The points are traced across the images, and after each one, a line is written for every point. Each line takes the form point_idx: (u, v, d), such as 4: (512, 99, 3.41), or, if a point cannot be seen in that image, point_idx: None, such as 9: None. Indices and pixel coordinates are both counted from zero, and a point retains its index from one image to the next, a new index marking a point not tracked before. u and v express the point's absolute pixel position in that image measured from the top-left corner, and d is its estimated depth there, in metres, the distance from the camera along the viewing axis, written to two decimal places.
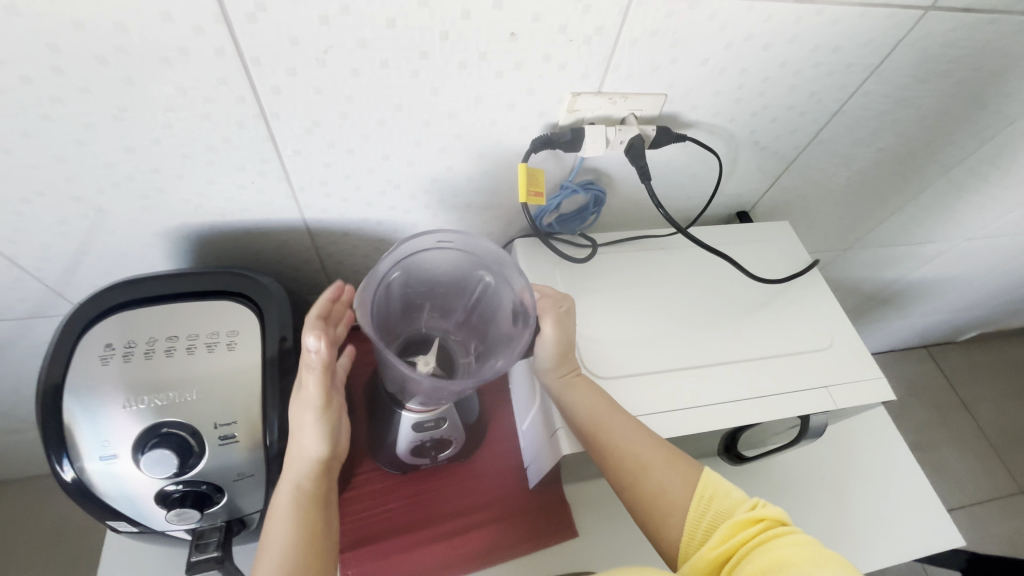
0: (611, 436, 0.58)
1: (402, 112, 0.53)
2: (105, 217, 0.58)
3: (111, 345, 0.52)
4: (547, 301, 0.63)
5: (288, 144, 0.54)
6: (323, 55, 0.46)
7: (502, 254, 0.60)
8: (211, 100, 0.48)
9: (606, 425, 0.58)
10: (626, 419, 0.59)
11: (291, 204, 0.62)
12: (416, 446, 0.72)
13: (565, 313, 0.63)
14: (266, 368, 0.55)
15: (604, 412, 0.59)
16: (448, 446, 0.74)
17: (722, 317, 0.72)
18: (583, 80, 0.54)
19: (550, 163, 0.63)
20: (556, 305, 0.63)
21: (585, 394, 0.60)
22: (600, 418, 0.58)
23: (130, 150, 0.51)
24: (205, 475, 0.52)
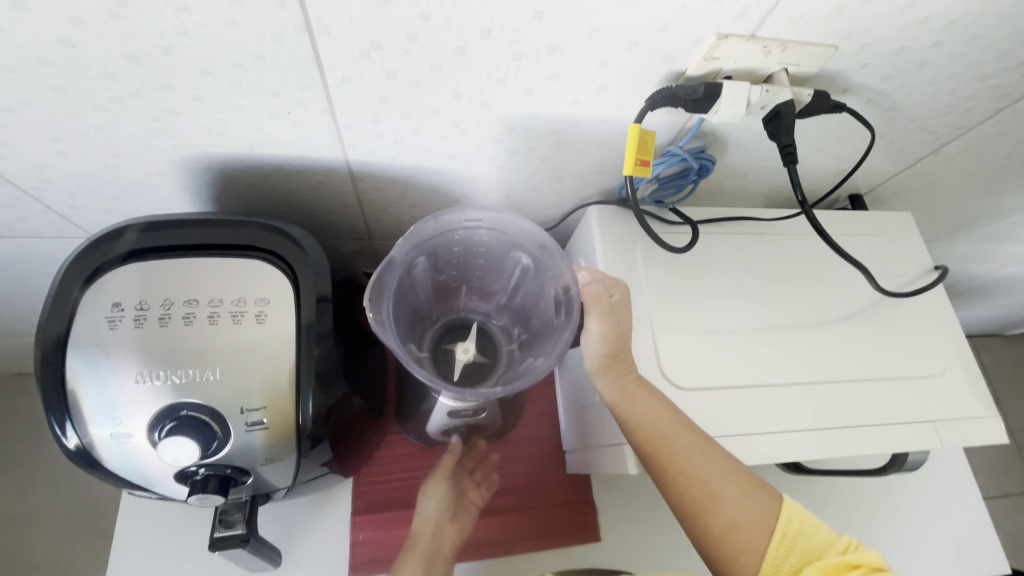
0: (675, 459, 0.48)
1: (489, 40, 0.40)
2: (109, 137, 0.47)
3: (120, 306, 0.44)
4: (595, 288, 0.50)
5: (336, 69, 0.41)
6: None
7: (544, 237, 0.49)
8: (240, 1, 0.35)
9: (668, 448, 0.48)
10: (695, 438, 0.49)
11: (333, 142, 0.50)
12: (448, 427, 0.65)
13: (615, 302, 0.50)
14: (301, 347, 0.46)
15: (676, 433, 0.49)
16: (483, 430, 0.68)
17: (818, 323, 0.61)
18: (738, 18, 0.39)
19: (660, 123, 0.50)
20: (603, 291, 0.50)
21: (642, 404, 0.50)
22: (660, 434, 0.49)
23: (134, 59, 0.39)
24: (229, 460, 0.46)
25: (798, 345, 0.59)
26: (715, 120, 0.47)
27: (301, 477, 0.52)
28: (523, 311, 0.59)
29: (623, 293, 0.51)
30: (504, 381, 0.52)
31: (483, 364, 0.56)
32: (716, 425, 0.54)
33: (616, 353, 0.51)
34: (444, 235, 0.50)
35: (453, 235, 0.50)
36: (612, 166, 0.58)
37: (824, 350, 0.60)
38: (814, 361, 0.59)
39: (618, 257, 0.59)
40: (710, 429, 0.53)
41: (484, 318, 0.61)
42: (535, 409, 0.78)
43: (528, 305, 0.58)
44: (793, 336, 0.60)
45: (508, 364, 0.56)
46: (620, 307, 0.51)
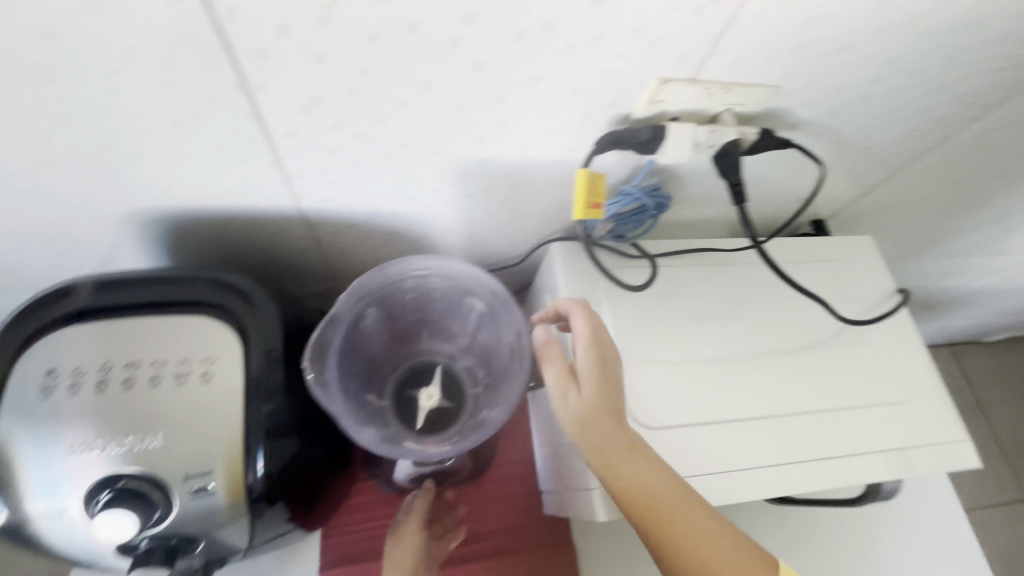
0: (679, 536, 0.41)
1: (431, 92, 0.40)
2: (50, 196, 0.46)
3: (55, 373, 0.42)
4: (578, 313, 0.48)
5: (279, 123, 0.41)
6: (327, 10, 0.32)
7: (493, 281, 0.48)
8: (170, 64, 0.34)
9: (668, 523, 0.41)
10: (699, 508, 0.42)
11: (285, 192, 0.50)
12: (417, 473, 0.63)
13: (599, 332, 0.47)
14: (249, 406, 0.44)
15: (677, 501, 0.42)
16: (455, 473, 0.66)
17: (786, 351, 0.61)
18: (678, 63, 0.40)
19: (611, 163, 0.50)
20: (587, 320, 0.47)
21: (635, 470, 0.43)
22: (655, 500, 0.42)
23: (67, 121, 0.38)
24: (174, 529, 0.44)
25: (766, 374, 0.59)
26: (664, 159, 0.47)
27: (258, 540, 0.50)
28: (486, 352, 0.57)
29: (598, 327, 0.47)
30: (465, 431, 0.50)
31: (447, 410, 0.55)
32: (687, 465, 0.52)
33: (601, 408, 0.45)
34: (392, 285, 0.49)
35: (402, 285, 0.50)
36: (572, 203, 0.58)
37: (795, 379, 0.59)
38: (784, 391, 0.58)
39: (583, 293, 0.59)
40: (680, 469, 0.52)
41: (448, 361, 0.59)
42: (511, 450, 0.76)
43: (490, 347, 0.56)
44: (762, 365, 0.59)
45: (472, 409, 0.55)
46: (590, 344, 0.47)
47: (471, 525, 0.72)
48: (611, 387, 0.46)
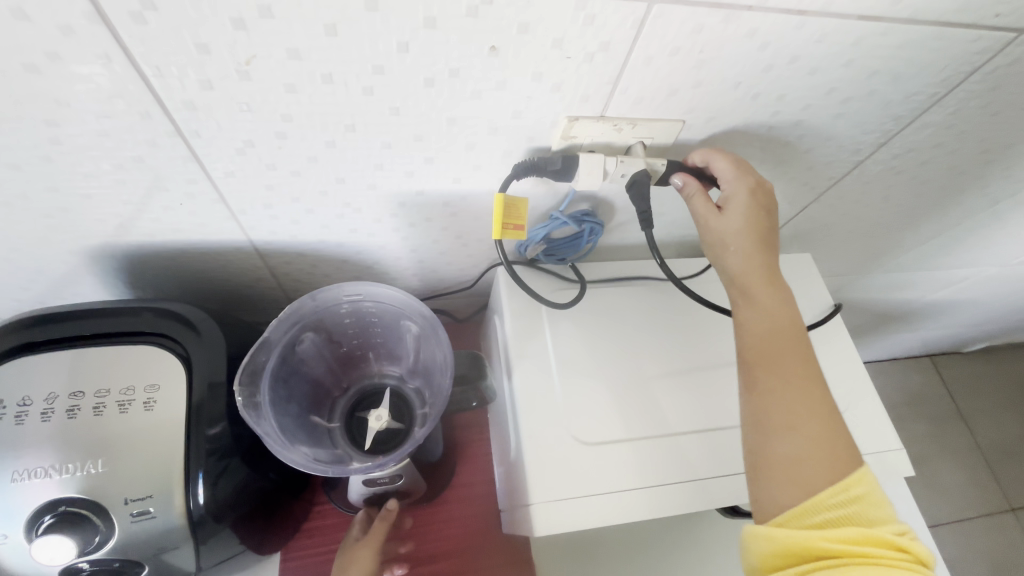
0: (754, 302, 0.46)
1: (355, 133, 0.43)
2: (6, 235, 0.49)
3: (2, 404, 0.44)
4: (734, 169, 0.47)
5: (217, 165, 0.44)
6: (245, 66, 0.35)
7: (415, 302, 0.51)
8: (107, 115, 0.38)
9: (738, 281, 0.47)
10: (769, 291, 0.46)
11: (232, 226, 0.53)
12: (371, 495, 0.64)
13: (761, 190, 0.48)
14: (191, 431, 0.46)
15: (786, 330, 0.45)
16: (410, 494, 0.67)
17: (728, 365, 0.63)
18: (583, 103, 0.43)
19: (538, 191, 0.54)
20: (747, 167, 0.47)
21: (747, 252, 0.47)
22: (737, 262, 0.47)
23: (16, 167, 0.41)
24: (116, 552, 0.45)
25: (705, 388, 0.61)
26: (581, 188, 0.50)
27: (206, 565, 0.51)
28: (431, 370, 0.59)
29: (760, 179, 0.48)
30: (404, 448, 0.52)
31: (392, 428, 0.56)
32: (622, 480, 0.54)
33: (759, 244, 0.47)
34: (326, 311, 0.53)
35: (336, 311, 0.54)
36: None
37: (732, 393, 0.61)
38: (721, 406, 0.60)
39: (525, 314, 0.61)
40: (616, 483, 0.54)
41: (397, 381, 0.62)
42: (469, 470, 0.77)
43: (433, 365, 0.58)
44: (701, 379, 0.61)
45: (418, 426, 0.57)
46: (729, 176, 0.47)
47: (431, 546, 0.73)
48: (769, 227, 0.48)
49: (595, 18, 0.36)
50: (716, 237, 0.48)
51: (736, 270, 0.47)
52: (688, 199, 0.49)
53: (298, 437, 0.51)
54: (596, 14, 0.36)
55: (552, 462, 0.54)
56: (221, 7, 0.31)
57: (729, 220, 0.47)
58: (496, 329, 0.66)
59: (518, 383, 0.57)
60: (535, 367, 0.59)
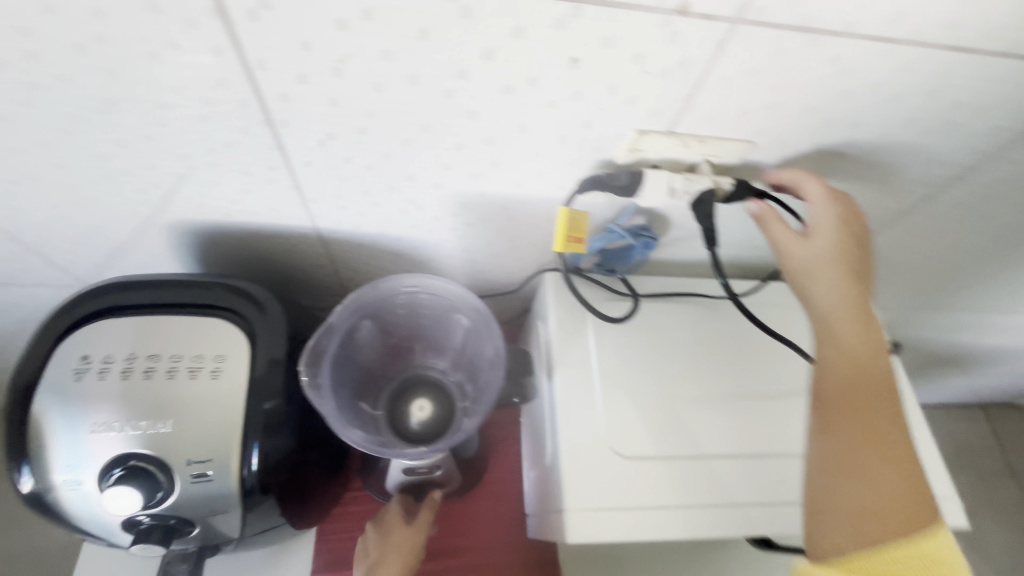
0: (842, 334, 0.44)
1: (430, 133, 0.45)
2: (102, 205, 0.53)
3: (88, 358, 0.48)
4: (829, 199, 0.47)
5: (298, 154, 0.47)
6: (339, 64, 0.37)
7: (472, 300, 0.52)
8: (209, 101, 0.41)
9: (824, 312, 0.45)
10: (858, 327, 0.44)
11: (303, 213, 0.56)
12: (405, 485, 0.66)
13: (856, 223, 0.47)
14: (251, 403, 0.49)
15: (871, 371, 0.42)
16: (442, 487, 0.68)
17: (776, 394, 0.61)
18: (654, 117, 0.44)
19: (598, 204, 0.55)
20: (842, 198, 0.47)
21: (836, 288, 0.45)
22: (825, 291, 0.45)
23: (122, 144, 0.45)
24: (174, 510, 0.48)
25: (750, 415, 0.59)
26: (645, 204, 0.51)
27: (249, 530, 0.54)
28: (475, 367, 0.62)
29: (851, 208, 0.47)
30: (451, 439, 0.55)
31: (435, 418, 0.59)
32: (657, 496, 0.54)
33: (848, 278, 0.45)
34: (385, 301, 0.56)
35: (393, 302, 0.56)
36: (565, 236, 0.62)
37: (778, 421, 0.60)
38: (765, 435, 0.59)
39: (571, 321, 0.61)
40: (651, 498, 0.53)
41: (440, 375, 0.64)
42: (499, 471, 0.77)
43: (478, 362, 0.61)
44: (746, 405, 0.60)
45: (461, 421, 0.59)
46: (819, 209, 0.47)
47: (455, 540, 0.74)
48: (861, 261, 0.46)
49: (678, 36, 0.36)
50: (799, 262, 0.47)
51: (819, 303, 0.45)
52: (765, 225, 0.48)
53: (352, 421, 0.54)
54: (680, 31, 0.36)
55: (591, 472, 0.54)
56: (328, 8, 0.33)
57: (816, 246, 0.46)
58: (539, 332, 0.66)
59: (559, 388, 0.58)
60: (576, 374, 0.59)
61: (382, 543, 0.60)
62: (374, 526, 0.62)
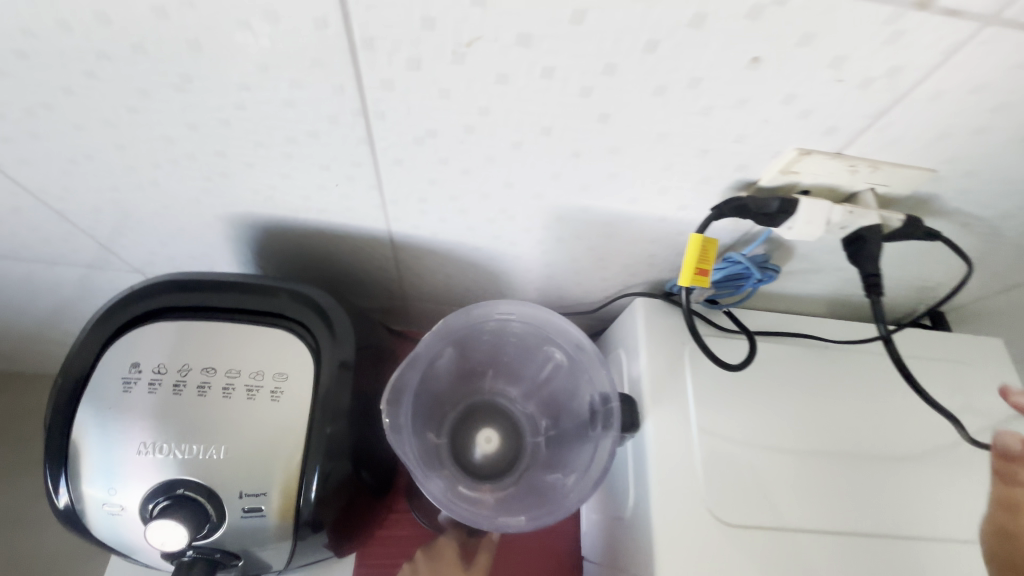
0: None
1: (548, 137, 0.38)
2: (162, 190, 0.48)
3: (137, 367, 0.43)
4: None
5: (388, 151, 0.40)
6: (464, 48, 0.30)
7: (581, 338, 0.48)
8: (299, 84, 0.34)
9: None
10: None
11: (378, 215, 0.49)
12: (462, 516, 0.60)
13: None
14: (313, 428, 0.43)
15: None
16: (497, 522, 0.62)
17: (886, 457, 0.56)
18: (826, 135, 0.36)
19: (724, 231, 0.47)
20: None
21: None
22: None
23: (193, 127, 0.39)
24: (220, 543, 0.43)
25: (854, 478, 0.54)
26: (786, 235, 0.42)
27: (295, 561, 0.48)
28: (554, 403, 0.56)
29: None
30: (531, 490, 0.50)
31: (505, 457, 0.54)
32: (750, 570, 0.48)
33: None
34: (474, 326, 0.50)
35: (482, 327, 0.51)
36: (665, 259, 0.55)
37: (880, 491, 0.54)
38: (869, 504, 0.53)
39: (663, 358, 0.55)
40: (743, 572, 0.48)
41: (510, 404, 0.57)
42: None
43: (559, 399, 0.56)
44: (852, 467, 0.54)
45: (534, 462, 0.54)
46: None
47: None
48: None
49: (903, 36, 0.28)
50: None
51: None
52: None
53: (422, 461, 0.48)
54: (907, 30, 0.28)
55: (683, 533, 0.48)
56: None
57: None
58: (621, 363, 0.60)
59: (648, 430, 0.52)
60: (669, 418, 0.52)
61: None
62: (425, 558, 0.57)
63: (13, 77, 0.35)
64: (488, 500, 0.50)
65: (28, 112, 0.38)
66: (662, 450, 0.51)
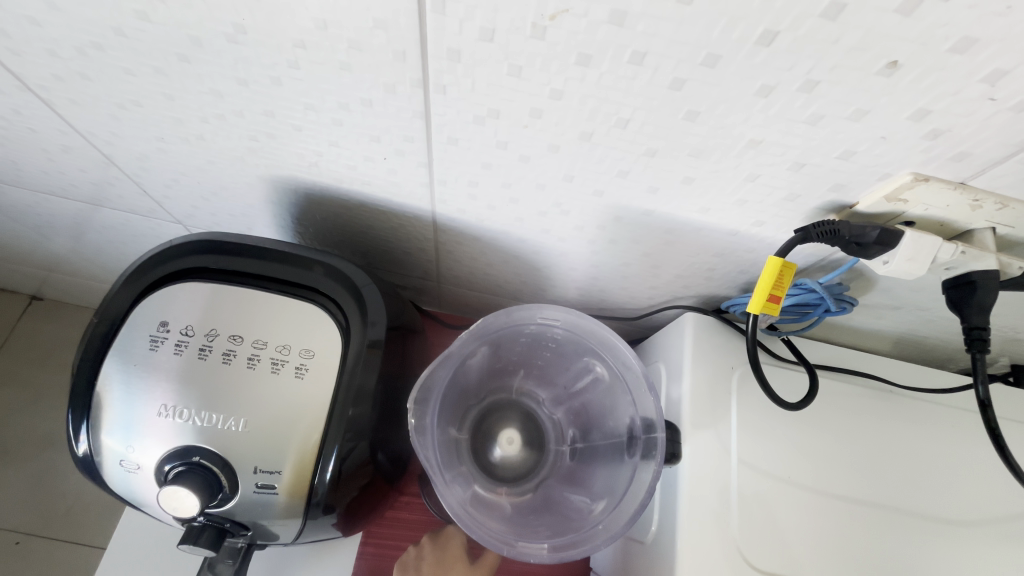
0: None
1: (624, 131, 0.33)
2: (207, 146, 0.46)
3: (166, 327, 0.42)
4: None
5: (444, 128, 0.37)
6: (546, 22, 0.27)
7: (629, 357, 0.45)
8: (358, 46, 0.31)
9: None
10: None
11: (424, 193, 0.46)
12: None
13: None
14: (335, 408, 0.42)
15: None
16: None
17: (940, 519, 0.51)
18: (953, 161, 0.30)
19: (801, 253, 0.42)
20: None
21: None
22: None
23: (243, 83, 0.37)
24: (231, 513, 0.42)
25: (906, 538, 0.49)
26: (878, 269, 0.37)
27: (302, 537, 0.47)
28: (584, 414, 0.54)
29: None
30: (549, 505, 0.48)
31: (527, 462, 0.52)
32: None
33: None
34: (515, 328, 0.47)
35: (523, 329, 0.48)
36: (726, 275, 0.50)
37: (925, 556, 0.49)
38: (911, 567, 0.49)
39: (709, 381, 0.51)
40: None
41: (538, 407, 0.55)
42: None
43: (590, 412, 0.53)
44: (901, 526, 0.50)
45: (556, 472, 0.52)
46: None
47: None
48: None
49: None
50: None
51: None
52: None
53: (443, 459, 0.46)
54: None
55: (707, 569, 0.45)
56: None
57: None
58: (660, 379, 0.56)
59: (684, 456, 0.48)
60: (707, 446, 0.49)
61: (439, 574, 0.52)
62: (431, 549, 0.55)
63: (65, 13, 0.33)
64: (503, 504, 0.48)
65: (79, 51, 0.37)
66: (696, 480, 0.47)
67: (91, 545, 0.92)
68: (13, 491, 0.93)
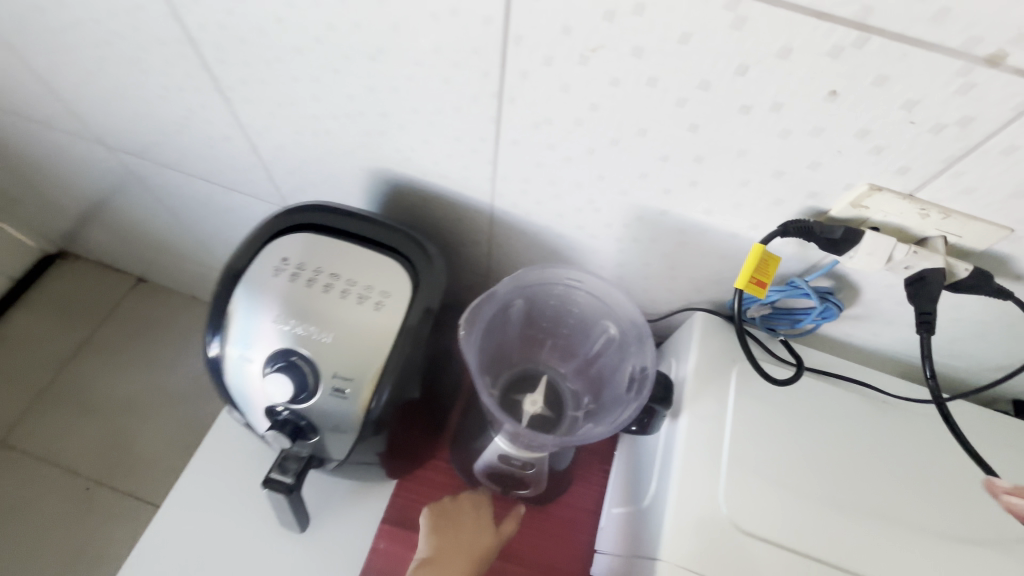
0: None
1: (643, 138, 0.45)
2: (331, 140, 0.61)
3: (286, 261, 0.55)
4: None
5: (509, 131, 0.50)
6: (589, 53, 0.39)
7: (637, 314, 0.55)
8: (458, 66, 0.45)
9: None
10: None
11: (487, 187, 0.59)
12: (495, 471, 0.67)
13: None
14: (400, 337, 0.53)
15: None
16: (527, 487, 0.68)
17: (939, 533, 0.52)
18: (898, 175, 0.39)
19: (791, 255, 0.51)
20: None
21: None
22: None
23: (371, 90, 0.51)
24: (308, 412, 0.53)
25: (903, 545, 0.51)
26: (848, 264, 0.46)
27: (353, 455, 0.57)
28: (598, 380, 0.62)
29: None
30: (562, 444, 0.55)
31: (547, 419, 0.60)
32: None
33: None
34: (546, 286, 0.58)
35: (552, 288, 0.58)
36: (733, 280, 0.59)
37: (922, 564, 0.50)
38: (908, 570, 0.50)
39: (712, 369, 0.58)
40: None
41: (559, 377, 0.64)
42: (586, 489, 0.72)
43: (604, 377, 0.61)
44: (896, 531, 0.52)
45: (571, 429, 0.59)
46: None
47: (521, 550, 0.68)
48: None
49: (974, 88, 0.32)
50: None
51: None
52: None
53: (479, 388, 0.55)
54: (978, 83, 0.32)
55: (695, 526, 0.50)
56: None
57: None
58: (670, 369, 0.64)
59: (683, 428, 0.55)
60: (705, 422, 0.55)
61: (476, 511, 0.66)
62: (476, 500, 0.67)
63: (267, 36, 0.49)
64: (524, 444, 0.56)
65: (266, 63, 0.53)
66: (691, 450, 0.54)
67: (145, 501, 1.13)
68: (101, 442, 1.17)
